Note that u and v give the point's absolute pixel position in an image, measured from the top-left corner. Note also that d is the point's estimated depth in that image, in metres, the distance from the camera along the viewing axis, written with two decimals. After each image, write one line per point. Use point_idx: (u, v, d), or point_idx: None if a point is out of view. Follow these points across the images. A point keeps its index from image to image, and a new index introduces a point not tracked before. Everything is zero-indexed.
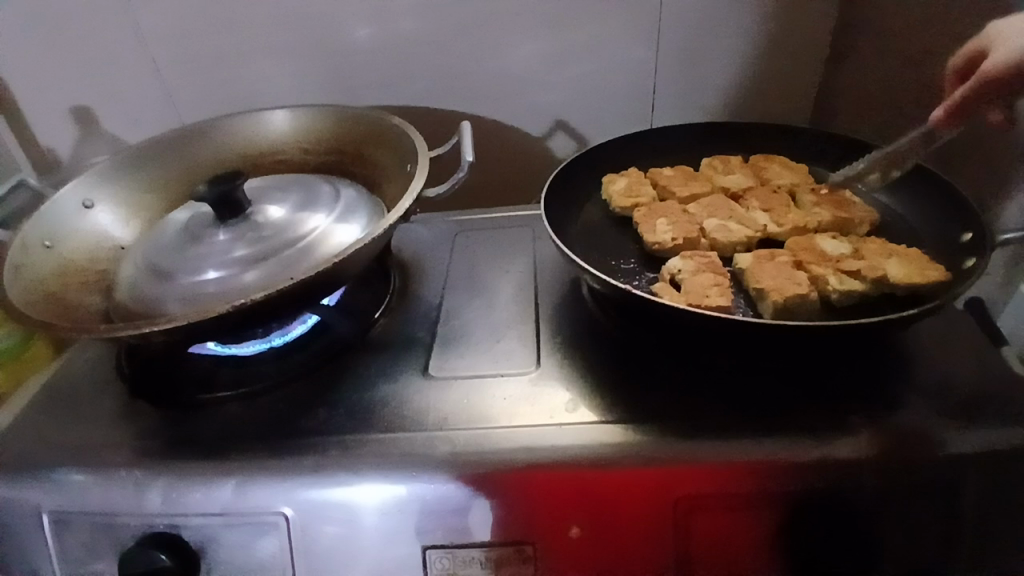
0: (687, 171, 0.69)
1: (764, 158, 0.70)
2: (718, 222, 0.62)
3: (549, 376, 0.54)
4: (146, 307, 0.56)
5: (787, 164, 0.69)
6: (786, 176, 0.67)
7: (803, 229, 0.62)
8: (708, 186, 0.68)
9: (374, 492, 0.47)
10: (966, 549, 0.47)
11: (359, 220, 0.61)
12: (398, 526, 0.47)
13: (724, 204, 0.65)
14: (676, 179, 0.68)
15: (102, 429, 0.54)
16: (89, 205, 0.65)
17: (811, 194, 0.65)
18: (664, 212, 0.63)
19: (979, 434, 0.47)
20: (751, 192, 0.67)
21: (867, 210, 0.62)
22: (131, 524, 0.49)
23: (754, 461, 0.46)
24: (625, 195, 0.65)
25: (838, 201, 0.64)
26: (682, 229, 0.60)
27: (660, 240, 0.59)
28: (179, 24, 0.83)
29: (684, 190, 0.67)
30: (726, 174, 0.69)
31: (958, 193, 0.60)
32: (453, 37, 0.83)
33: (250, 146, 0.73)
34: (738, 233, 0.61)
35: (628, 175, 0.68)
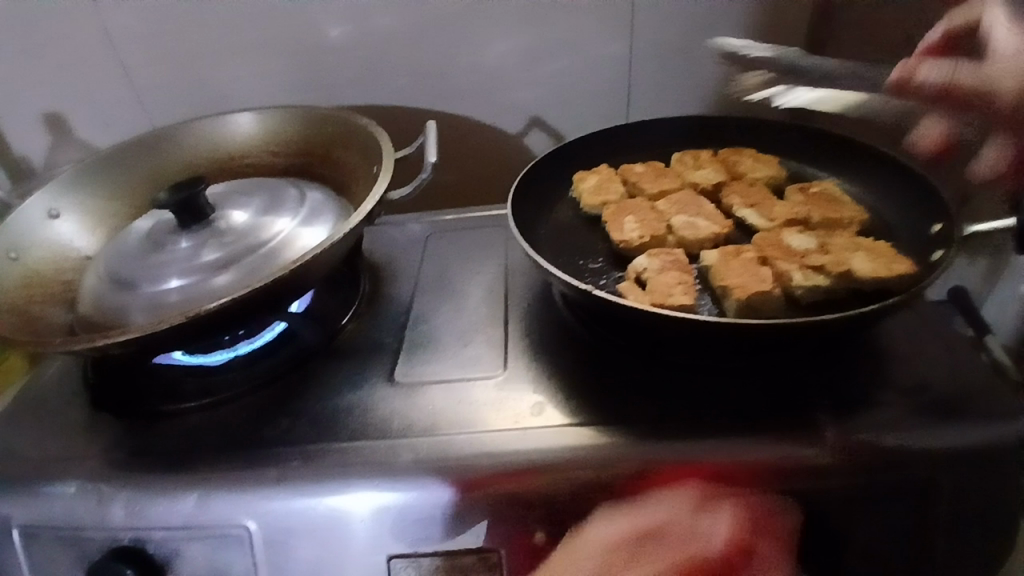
0: (658, 167, 0.69)
1: (733, 151, 0.69)
2: (686, 219, 0.62)
3: (516, 379, 0.54)
4: (109, 317, 0.55)
5: (760, 157, 0.68)
6: (761, 169, 0.67)
7: (793, 223, 0.62)
8: (678, 181, 0.67)
9: (365, 499, 0.46)
10: (936, 547, 0.47)
11: (325, 224, 0.61)
12: (384, 529, 0.46)
13: (694, 200, 0.64)
14: (647, 175, 0.68)
15: (66, 442, 0.53)
16: (54, 214, 0.64)
17: (800, 194, 0.64)
18: (632, 210, 0.62)
19: (944, 432, 0.46)
20: (729, 187, 0.66)
21: (858, 210, 0.61)
22: (96, 538, 0.48)
23: (718, 463, 0.45)
24: (593, 193, 0.65)
25: (829, 199, 0.62)
26: (649, 228, 0.60)
27: (627, 239, 0.59)
28: (149, 27, 0.82)
29: (653, 186, 0.66)
30: (697, 169, 0.68)
31: (931, 188, 0.60)
32: (425, 34, 0.82)
33: (219, 150, 0.72)
34: (705, 230, 0.61)
35: (599, 172, 0.67)
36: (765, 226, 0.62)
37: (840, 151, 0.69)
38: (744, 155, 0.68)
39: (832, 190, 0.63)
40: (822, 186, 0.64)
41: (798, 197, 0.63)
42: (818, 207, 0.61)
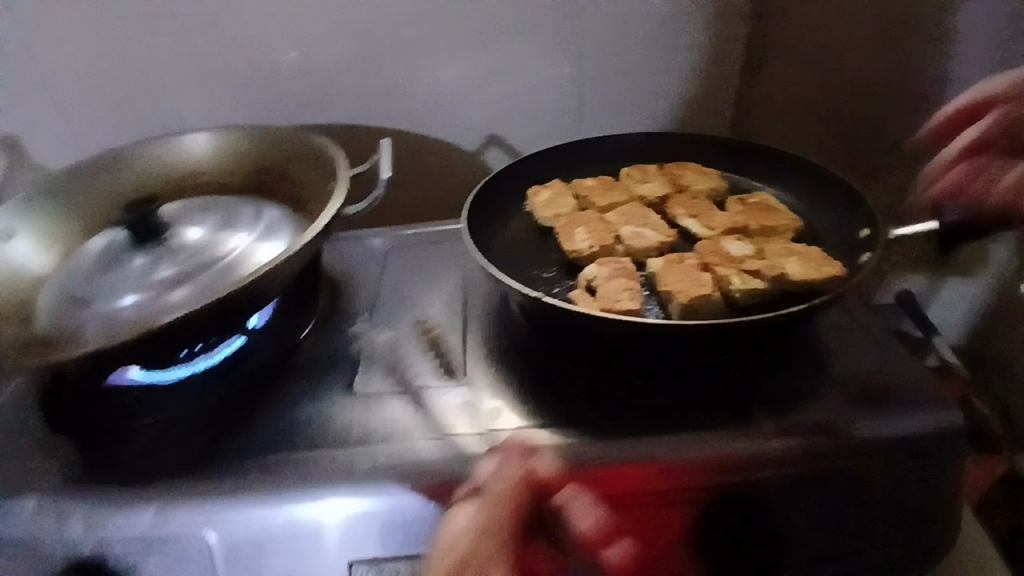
0: (607, 181, 0.72)
1: (678, 165, 0.73)
2: (634, 229, 0.65)
3: (473, 386, 0.55)
4: (62, 336, 0.55)
5: (702, 170, 0.72)
6: (703, 182, 0.71)
7: (731, 231, 0.66)
8: (626, 195, 0.70)
9: (337, 508, 0.47)
10: (878, 529, 0.49)
11: (282, 240, 0.62)
12: (359, 535, 0.47)
13: (640, 212, 0.67)
14: (596, 190, 0.71)
15: (18, 463, 0.53)
16: (6, 235, 0.64)
17: (739, 204, 0.68)
18: (582, 221, 0.65)
19: (874, 423, 0.50)
20: (673, 199, 0.70)
21: (792, 217, 0.65)
22: (53, 551, 0.48)
23: (667, 462, 0.47)
24: (546, 206, 0.68)
25: (764, 208, 0.66)
26: (598, 237, 0.63)
27: (578, 248, 0.62)
28: (102, 50, 0.82)
29: (602, 199, 0.69)
30: (643, 183, 0.72)
31: (855, 194, 0.64)
32: (382, 56, 0.84)
33: (175, 170, 0.73)
34: (652, 240, 0.64)
35: (551, 187, 0.71)
36: (705, 234, 0.66)
37: (774, 164, 0.74)
38: (688, 169, 0.72)
39: (769, 201, 0.67)
40: (758, 197, 0.68)
41: (736, 207, 0.68)
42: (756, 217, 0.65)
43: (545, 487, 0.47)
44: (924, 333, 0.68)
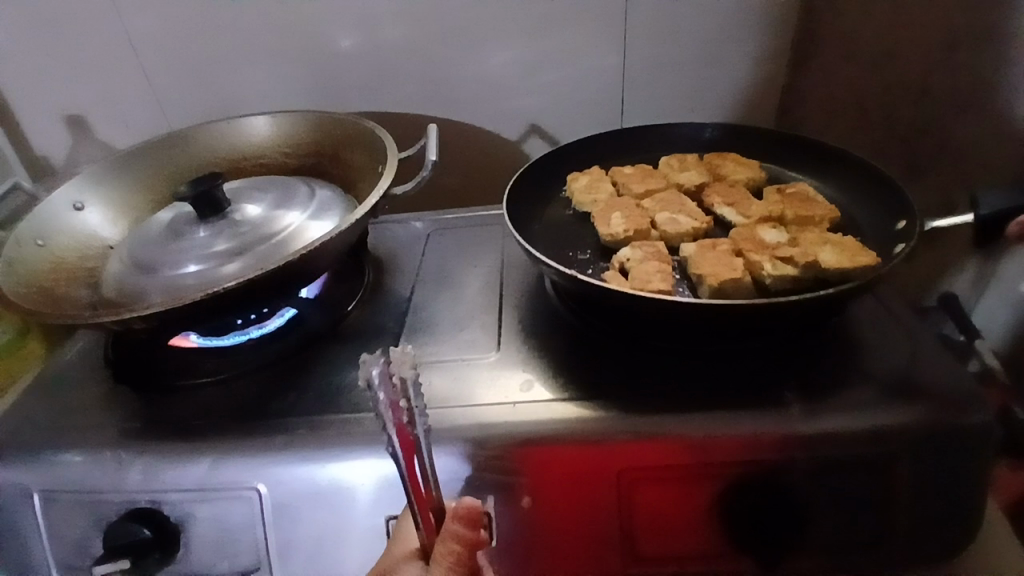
0: (645, 169, 0.74)
1: (716, 155, 0.74)
2: (669, 216, 0.67)
3: (507, 359, 0.58)
4: (131, 299, 0.59)
5: (741, 161, 0.72)
6: (741, 171, 0.72)
7: (766, 220, 0.67)
8: (663, 182, 0.72)
9: (370, 468, 0.50)
10: (902, 515, 0.50)
11: (333, 218, 0.65)
12: (391, 494, 0.50)
13: (677, 199, 0.69)
14: (634, 177, 0.72)
15: (88, 413, 0.57)
16: (79, 206, 0.69)
17: (777, 194, 0.69)
18: (618, 206, 0.67)
19: (904, 411, 0.50)
20: (710, 188, 0.71)
21: (829, 208, 0.65)
22: (113, 501, 0.52)
23: (693, 437, 0.49)
24: (582, 191, 0.70)
25: (802, 199, 0.67)
26: (634, 222, 0.64)
27: (612, 232, 0.63)
28: (169, 35, 0.87)
29: (640, 186, 0.71)
30: (681, 171, 0.73)
31: (899, 187, 0.64)
32: (429, 46, 0.87)
33: (234, 150, 0.77)
34: (686, 225, 0.65)
35: (590, 173, 0.72)
36: (741, 223, 0.67)
37: (817, 158, 0.74)
38: (727, 158, 0.73)
39: (809, 191, 0.68)
40: (797, 186, 0.69)
41: (775, 198, 0.68)
42: (793, 206, 0.66)
43: (578, 461, 0.49)
44: (967, 336, 0.66)
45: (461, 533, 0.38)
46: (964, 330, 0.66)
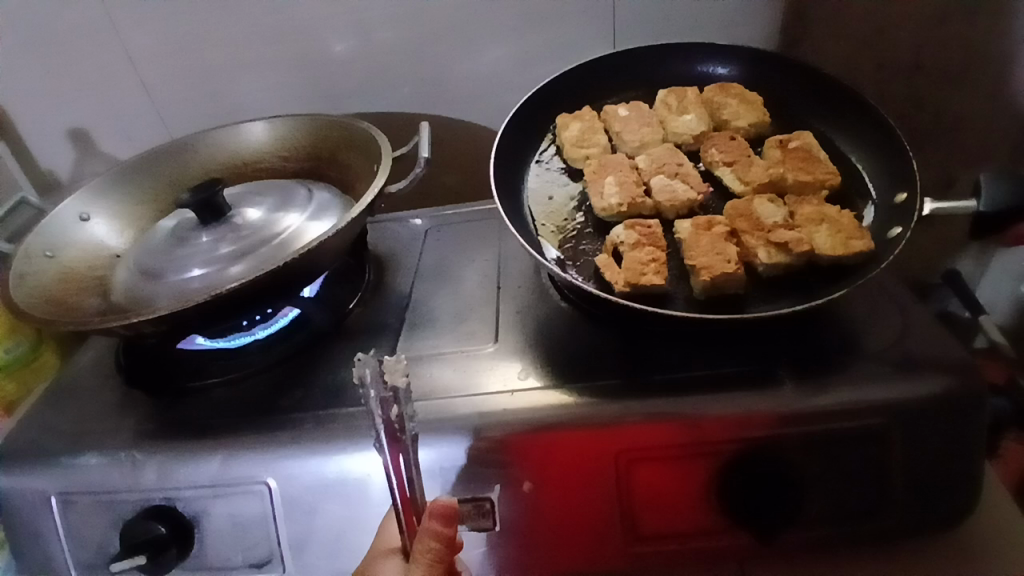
0: (643, 114, 0.75)
1: (719, 91, 0.75)
2: (664, 181, 0.68)
3: (505, 350, 0.59)
4: (139, 304, 0.61)
5: (743, 101, 0.74)
6: (742, 118, 0.73)
7: (765, 183, 0.68)
8: (660, 133, 0.74)
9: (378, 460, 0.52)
10: (896, 486, 0.51)
11: (331, 218, 0.67)
12: None
13: (672, 157, 0.71)
14: (629, 124, 0.75)
15: (102, 416, 0.59)
16: (86, 217, 0.71)
17: (778, 149, 0.70)
18: (612, 169, 0.69)
19: (894, 385, 0.51)
20: (710, 140, 0.72)
21: (831, 170, 0.66)
22: (129, 499, 0.54)
23: (690, 417, 0.50)
24: (577, 143, 0.73)
25: (804, 156, 0.68)
26: (627, 193, 0.66)
27: (606, 205, 0.66)
28: (166, 47, 0.88)
29: (636, 138, 0.73)
30: (679, 115, 0.75)
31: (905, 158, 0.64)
32: (422, 47, 0.88)
33: (233, 156, 0.78)
34: (682, 195, 0.67)
35: (585, 121, 0.74)
36: (738, 187, 0.68)
37: None
38: (729, 98, 0.74)
39: (811, 148, 0.68)
40: (801, 140, 0.70)
41: (776, 152, 0.70)
42: (794, 168, 0.67)
43: (578, 448, 0.50)
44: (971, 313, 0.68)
45: (438, 531, 0.42)
46: (968, 306, 0.68)
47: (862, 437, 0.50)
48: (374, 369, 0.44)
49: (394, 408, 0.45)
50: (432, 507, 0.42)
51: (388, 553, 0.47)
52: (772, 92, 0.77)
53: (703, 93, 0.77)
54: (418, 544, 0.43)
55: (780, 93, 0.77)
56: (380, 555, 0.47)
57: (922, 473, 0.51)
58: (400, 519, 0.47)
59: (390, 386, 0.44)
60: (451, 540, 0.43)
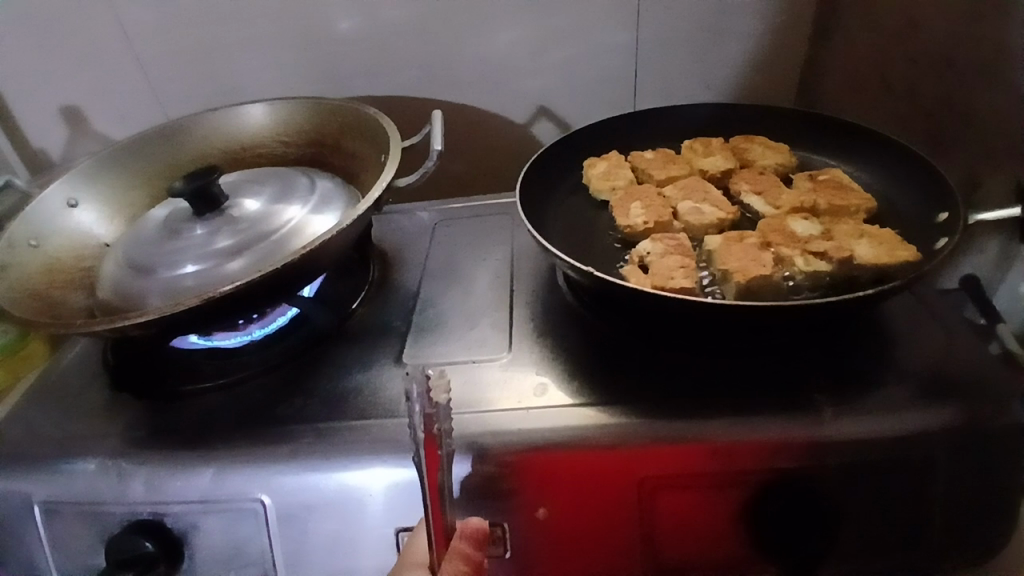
0: (667, 154, 0.72)
1: (744, 138, 0.71)
2: (693, 205, 0.65)
3: (519, 360, 0.55)
4: (129, 302, 0.57)
5: (770, 145, 0.70)
6: (770, 158, 0.69)
7: (798, 210, 0.64)
8: (686, 168, 0.70)
9: (384, 475, 0.48)
10: (936, 524, 0.47)
11: (335, 211, 0.62)
12: (407, 503, 0.48)
13: (701, 186, 0.67)
14: (655, 162, 0.71)
15: (89, 419, 0.56)
16: (73, 204, 0.66)
17: (808, 181, 0.66)
18: (639, 197, 0.65)
19: (941, 413, 0.47)
20: (739, 174, 0.69)
21: (866, 197, 0.62)
22: (115, 512, 0.50)
23: (719, 442, 0.46)
24: (603, 178, 0.68)
25: (837, 186, 0.64)
26: (654, 213, 0.63)
27: (632, 224, 0.62)
28: (164, 21, 0.83)
29: (662, 172, 0.69)
30: (705, 156, 0.71)
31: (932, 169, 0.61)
32: (433, 26, 0.83)
33: (231, 140, 0.74)
34: (711, 216, 0.64)
35: (608, 158, 0.71)
36: (769, 212, 0.65)
37: (855, 142, 0.69)
38: (754, 143, 0.71)
39: (842, 177, 0.65)
40: (831, 173, 0.66)
41: (807, 184, 0.66)
42: (827, 195, 0.63)
43: (597, 475, 0.47)
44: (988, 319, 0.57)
45: (467, 552, 0.42)
46: (986, 312, 0.58)
47: (903, 469, 0.46)
48: (421, 387, 0.43)
49: (436, 425, 0.43)
50: (461, 529, 0.43)
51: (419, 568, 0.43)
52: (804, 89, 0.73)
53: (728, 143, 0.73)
54: (446, 564, 0.41)
55: None
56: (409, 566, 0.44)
57: (965, 509, 0.47)
58: (430, 531, 0.43)
59: (434, 403, 0.43)
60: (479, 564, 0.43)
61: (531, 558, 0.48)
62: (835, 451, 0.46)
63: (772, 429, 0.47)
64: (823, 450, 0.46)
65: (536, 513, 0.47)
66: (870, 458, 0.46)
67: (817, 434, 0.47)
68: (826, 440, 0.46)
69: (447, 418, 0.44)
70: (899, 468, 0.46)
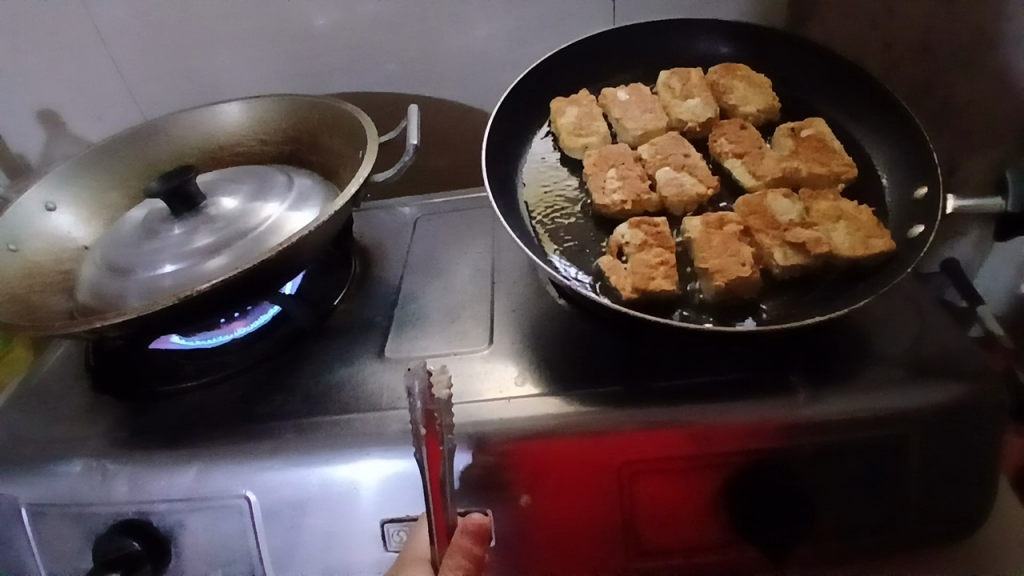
0: (644, 97, 0.72)
1: (725, 73, 0.72)
2: (670, 173, 0.65)
3: (500, 352, 0.56)
4: (107, 303, 0.57)
5: (750, 84, 0.71)
6: (751, 103, 0.70)
7: (779, 179, 0.64)
8: (663, 118, 0.70)
9: (369, 469, 0.49)
10: (912, 502, 0.48)
11: (314, 207, 0.62)
12: (389, 497, 0.49)
13: (680, 146, 0.68)
14: (631, 109, 0.71)
15: (71, 422, 0.55)
16: (50, 207, 0.66)
17: (790, 137, 0.67)
18: (614, 161, 0.66)
19: (912, 391, 0.48)
20: (719, 128, 0.69)
21: (848, 162, 0.64)
22: (99, 513, 0.50)
23: (697, 426, 0.47)
24: (574, 130, 0.69)
25: (818, 146, 0.65)
26: (631, 189, 0.63)
27: (609, 203, 0.62)
28: (139, 20, 0.83)
29: (638, 124, 0.70)
30: (684, 100, 0.71)
31: (917, 148, 0.62)
32: (410, 21, 0.83)
33: (209, 140, 0.74)
34: (690, 190, 0.64)
35: (583, 105, 0.71)
36: (749, 179, 0.65)
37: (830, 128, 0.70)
38: (733, 81, 0.71)
39: (828, 138, 0.65)
40: (814, 128, 0.67)
41: (788, 140, 0.67)
42: (809, 160, 0.64)
43: (579, 464, 0.47)
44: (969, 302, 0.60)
45: (469, 548, 0.43)
46: (967, 295, 0.60)
47: (878, 448, 0.47)
48: (423, 382, 0.43)
49: (437, 422, 0.43)
50: (464, 524, 0.44)
51: (420, 562, 0.44)
52: (779, 76, 0.74)
53: (707, 76, 0.73)
54: (448, 560, 0.42)
55: (786, 77, 0.74)
56: (407, 561, 0.45)
57: (940, 486, 0.48)
58: (431, 527, 0.44)
59: (434, 398, 0.44)
60: (479, 559, 0.44)
61: (517, 549, 0.48)
62: (813, 433, 0.47)
63: (750, 412, 0.48)
64: (799, 431, 0.47)
65: (520, 503, 0.47)
66: (845, 439, 0.47)
67: (793, 417, 0.47)
68: (802, 422, 0.47)
69: (447, 414, 0.45)
70: (874, 447, 0.47)
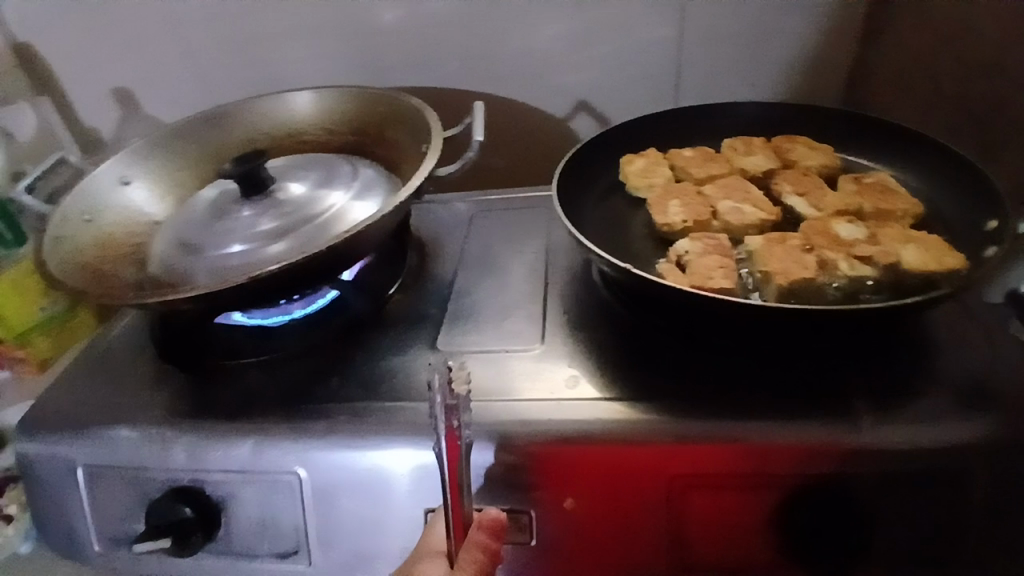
0: (707, 153, 0.71)
1: (786, 139, 0.71)
2: (733, 205, 0.65)
3: (552, 353, 0.56)
4: (176, 278, 0.59)
5: (810, 145, 0.70)
6: (812, 158, 0.69)
7: (842, 212, 0.63)
8: (726, 166, 0.69)
9: (405, 456, 0.49)
10: (971, 537, 0.46)
11: (376, 198, 0.63)
12: (431, 487, 0.49)
13: (742, 186, 0.67)
14: (694, 160, 0.70)
15: (135, 389, 0.58)
16: (125, 181, 0.69)
17: (853, 183, 0.65)
18: (678, 194, 0.65)
19: (981, 424, 0.46)
20: (781, 175, 0.68)
21: (912, 202, 0.62)
22: (156, 478, 0.52)
23: (753, 443, 0.46)
24: (641, 174, 0.68)
25: (881, 189, 0.63)
26: (693, 212, 0.63)
27: (671, 222, 0.62)
28: (217, 7, 0.86)
29: (702, 171, 0.69)
30: (747, 156, 0.70)
31: (981, 176, 0.60)
32: (476, 20, 0.84)
33: (277, 127, 0.76)
34: (751, 217, 0.63)
35: (647, 155, 0.70)
36: (811, 214, 0.64)
37: (900, 149, 0.68)
38: (796, 143, 0.70)
39: (888, 181, 0.64)
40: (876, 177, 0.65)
41: (850, 186, 0.65)
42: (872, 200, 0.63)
43: (629, 471, 0.47)
44: None
45: (485, 543, 0.44)
46: None
47: (941, 479, 0.46)
48: (442, 377, 0.43)
49: (457, 418, 0.42)
50: (479, 519, 0.44)
51: (436, 555, 0.46)
52: None
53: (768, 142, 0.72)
54: (463, 553, 0.43)
55: None
56: (425, 556, 0.46)
57: (1004, 523, 0.46)
58: (448, 522, 0.44)
59: (454, 394, 0.43)
60: (495, 553, 0.44)
61: (557, 550, 0.48)
62: (874, 459, 0.46)
63: (810, 432, 0.46)
64: (861, 457, 0.46)
65: (564, 504, 0.48)
66: (907, 469, 0.46)
67: (855, 441, 0.46)
68: (864, 448, 0.46)
69: (467, 410, 0.44)
70: (938, 479, 0.46)
